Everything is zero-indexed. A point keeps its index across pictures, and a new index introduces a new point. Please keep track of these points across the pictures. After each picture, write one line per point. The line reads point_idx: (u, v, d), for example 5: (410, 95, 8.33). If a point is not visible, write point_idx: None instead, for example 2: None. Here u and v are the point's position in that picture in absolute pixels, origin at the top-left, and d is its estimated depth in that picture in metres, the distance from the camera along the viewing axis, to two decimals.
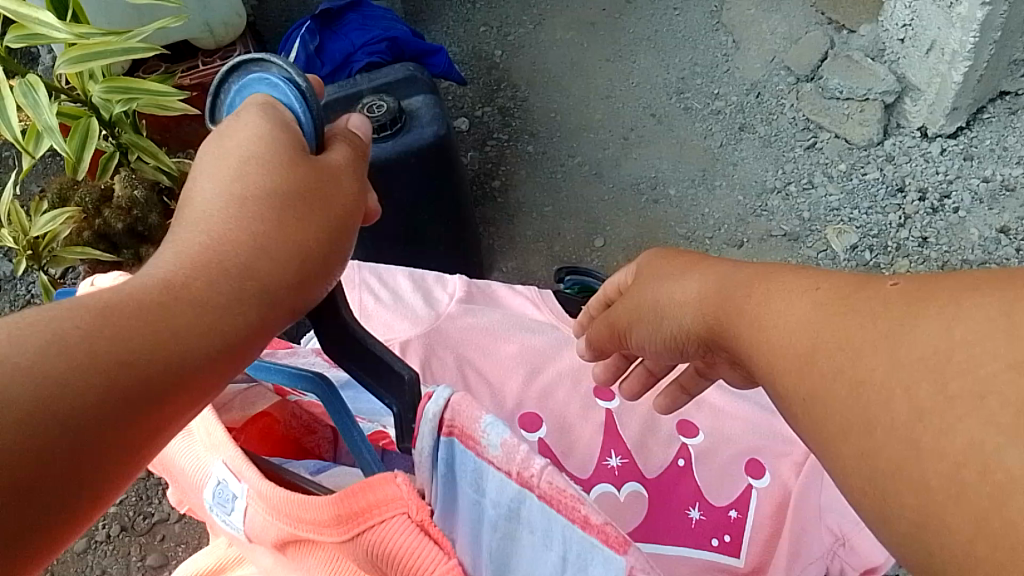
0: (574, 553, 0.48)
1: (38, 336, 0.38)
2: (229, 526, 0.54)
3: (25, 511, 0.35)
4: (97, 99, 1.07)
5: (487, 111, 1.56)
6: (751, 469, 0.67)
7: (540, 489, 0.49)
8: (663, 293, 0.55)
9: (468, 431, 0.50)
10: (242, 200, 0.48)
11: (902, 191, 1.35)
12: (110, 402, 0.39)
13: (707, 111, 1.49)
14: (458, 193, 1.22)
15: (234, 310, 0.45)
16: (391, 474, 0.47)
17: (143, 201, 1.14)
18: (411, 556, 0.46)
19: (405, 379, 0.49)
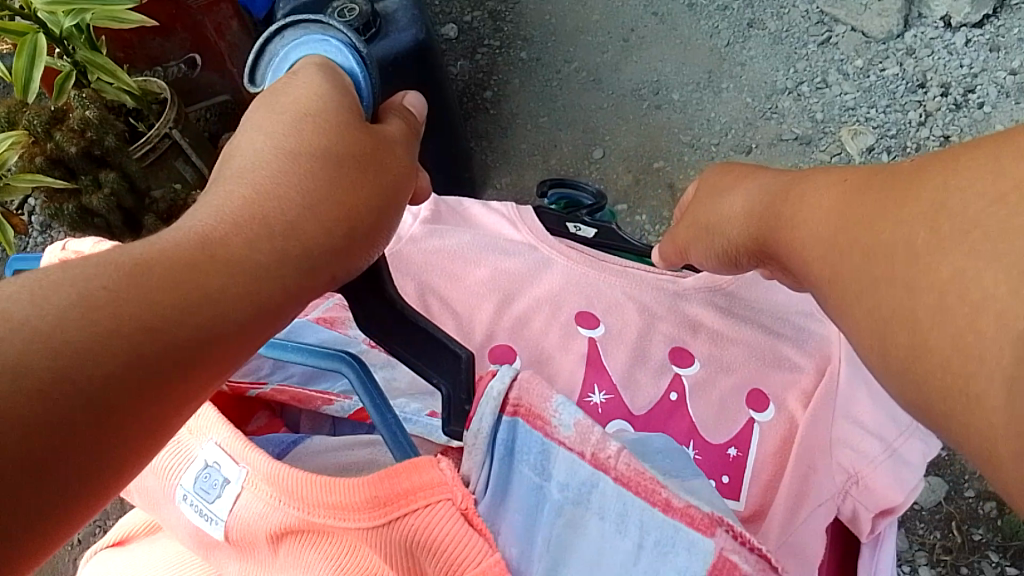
0: (652, 541, 0.45)
1: (61, 296, 0.37)
2: (202, 519, 0.52)
3: (36, 483, 0.34)
4: (43, 14, 1.02)
5: (477, 16, 1.45)
6: (753, 401, 0.62)
7: (617, 471, 0.47)
8: (722, 202, 0.60)
9: (535, 411, 0.49)
10: (294, 153, 0.47)
11: (923, 87, 1.26)
12: (130, 373, 0.37)
13: (713, 7, 1.38)
14: (445, 104, 1.14)
15: (273, 272, 0.44)
16: (436, 458, 0.45)
17: (97, 121, 1.05)
18: (453, 546, 0.44)
19: (463, 357, 0.48)
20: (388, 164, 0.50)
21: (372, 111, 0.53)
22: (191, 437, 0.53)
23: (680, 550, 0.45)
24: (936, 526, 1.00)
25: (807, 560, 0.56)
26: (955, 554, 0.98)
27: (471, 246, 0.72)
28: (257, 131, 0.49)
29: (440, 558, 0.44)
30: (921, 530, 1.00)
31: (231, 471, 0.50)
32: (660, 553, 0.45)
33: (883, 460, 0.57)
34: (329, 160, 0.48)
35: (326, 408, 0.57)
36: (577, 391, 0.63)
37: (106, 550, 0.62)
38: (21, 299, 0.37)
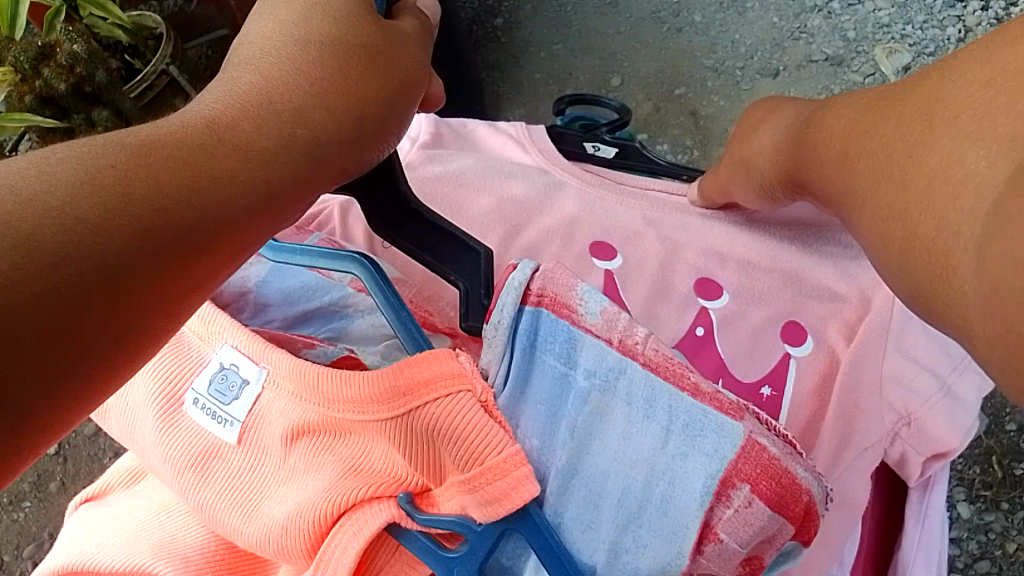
0: (680, 425, 0.45)
1: (71, 173, 0.36)
2: (214, 422, 0.50)
3: (61, 354, 0.33)
4: None
5: None
6: (789, 335, 0.58)
7: (645, 356, 0.46)
8: (754, 144, 0.61)
9: (560, 301, 0.48)
10: (305, 45, 0.47)
11: (963, 0, 1.18)
12: (143, 252, 0.36)
13: None
14: (451, 30, 1.08)
15: (283, 161, 0.43)
16: (453, 352, 0.47)
17: (86, 57, 1.00)
18: (474, 434, 0.45)
19: (480, 254, 0.50)
20: (402, 57, 0.50)
21: (384, 6, 0.52)
22: (203, 344, 0.52)
23: (708, 435, 0.44)
24: (975, 460, 0.96)
25: (848, 505, 0.54)
26: (995, 488, 0.95)
27: (476, 168, 0.68)
28: (246, 70, 0.46)
29: (461, 446, 0.45)
30: (960, 465, 0.96)
31: (251, 370, 0.50)
32: (689, 438, 0.44)
33: (939, 401, 0.54)
34: (337, 49, 0.47)
35: (307, 352, 0.53)
36: None
37: (86, 505, 0.59)
38: (28, 175, 0.35)
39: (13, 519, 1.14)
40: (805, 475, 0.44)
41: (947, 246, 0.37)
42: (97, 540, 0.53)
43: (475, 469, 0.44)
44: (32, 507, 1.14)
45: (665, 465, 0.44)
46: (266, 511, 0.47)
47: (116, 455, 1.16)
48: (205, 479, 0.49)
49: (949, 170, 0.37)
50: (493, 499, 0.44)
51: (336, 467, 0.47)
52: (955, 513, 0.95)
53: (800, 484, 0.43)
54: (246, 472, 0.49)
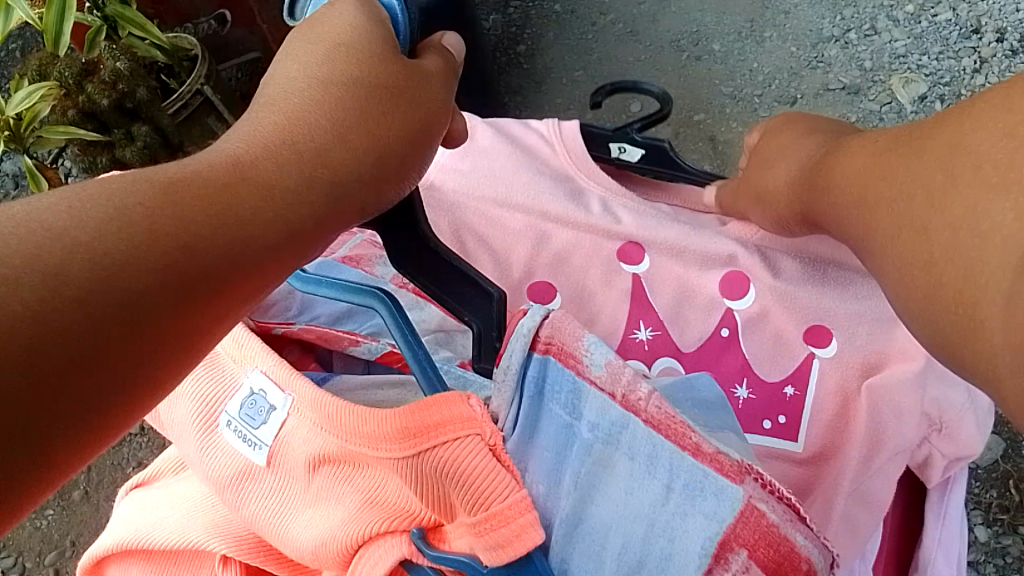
0: (681, 483, 0.45)
1: (101, 208, 0.36)
2: (244, 445, 0.51)
3: (76, 389, 0.33)
4: None
5: None
6: (815, 337, 0.61)
7: (648, 413, 0.46)
8: (768, 178, 0.64)
9: (567, 350, 0.48)
10: (327, 85, 0.47)
11: (978, 33, 1.20)
12: (162, 291, 0.36)
13: None
14: (476, 54, 1.11)
15: (302, 200, 0.43)
16: (466, 396, 0.46)
17: (128, 74, 1.06)
18: (481, 478, 0.44)
19: (494, 297, 0.50)
20: (421, 98, 0.49)
21: (408, 47, 0.52)
22: (235, 366, 0.53)
23: (708, 496, 0.44)
24: (991, 483, 0.96)
25: (875, 507, 0.57)
26: (1012, 513, 0.95)
27: (508, 177, 0.71)
28: (270, 111, 0.46)
29: (470, 488, 0.44)
30: (976, 488, 0.96)
31: (277, 397, 0.51)
32: (689, 497, 0.44)
33: (968, 409, 0.57)
34: (358, 91, 0.47)
35: (353, 348, 0.58)
36: (622, 329, 0.65)
37: (135, 490, 0.62)
38: (58, 212, 0.35)
39: (36, 526, 1.15)
40: (805, 543, 0.44)
41: (969, 279, 0.39)
42: (150, 520, 0.56)
43: (482, 513, 0.43)
44: (55, 515, 1.15)
45: (666, 521, 0.44)
46: (292, 535, 0.49)
47: (139, 465, 1.17)
48: (241, 499, 0.51)
49: (976, 224, 0.38)
50: (499, 544, 0.43)
51: (355, 497, 0.47)
52: (973, 536, 0.95)
53: (799, 552, 0.44)
54: (274, 494, 0.50)
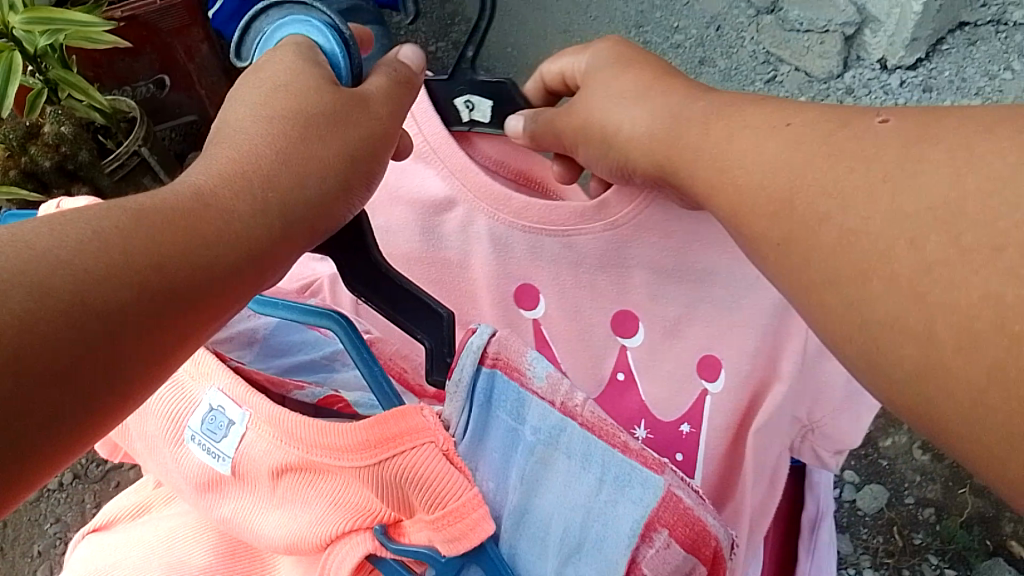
0: (612, 476, 0.51)
1: (79, 230, 0.41)
2: (209, 456, 0.57)
3: (58, 389, 0.38)
4: (19, 32, 1.05)
5: (441, 47, 1.50)
6: (706, 371, 0.67)
7: (583, 417, 0.52)
8: (611, 122, 0.59)
9: (512, 364, 0.53)
10: (269, 119, 0.51)
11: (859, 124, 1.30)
12: (133, 303, 0.41)
13: (667, 45, 1.42)
14: None
15: (258, 221, 0.47)
16: (419, 407, 0.50)
17: (72, 137, 1.08)
18: (437, 481, 0.49)
19: (443, 316, 0.55)
20: (358, 120, 0.52)
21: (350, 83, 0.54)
22: (195, 383, 0.58)
23: (635, 484, 0.50)
24: (878, 530, 1.05)
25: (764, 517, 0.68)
26: (896, 557, 1.04)
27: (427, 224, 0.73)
28: (225, 148, 0.50)
29: (427, 490, 0.49)
30: (865, 534, 1.05)
31: (235, 412, 0.55)
32: (619, 487, 0.51)
33: (838, 411, 0.65)
34: (296, 123, 0.51)
35: (297, 394, 0.60)
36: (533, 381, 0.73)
37: (93, 534, 0.67)
38: (42, 233, 0.40)
39: None
40: (714, 523, 0.51)
41: None
42: (112, 559, 0.62)
43: (439, 511, 0.49)
44: None
45: (599, 509, 0.51)
46: (269, 531, 0.55)
47: (57, 522, 1.19)
48: (222, 498, 0.58)
49: None
50: (454, 537, 0.48)
51: (321, 499, 0.53)
52: None
53: (710, 530, 0.50)
54: (247, 497, 0.56)
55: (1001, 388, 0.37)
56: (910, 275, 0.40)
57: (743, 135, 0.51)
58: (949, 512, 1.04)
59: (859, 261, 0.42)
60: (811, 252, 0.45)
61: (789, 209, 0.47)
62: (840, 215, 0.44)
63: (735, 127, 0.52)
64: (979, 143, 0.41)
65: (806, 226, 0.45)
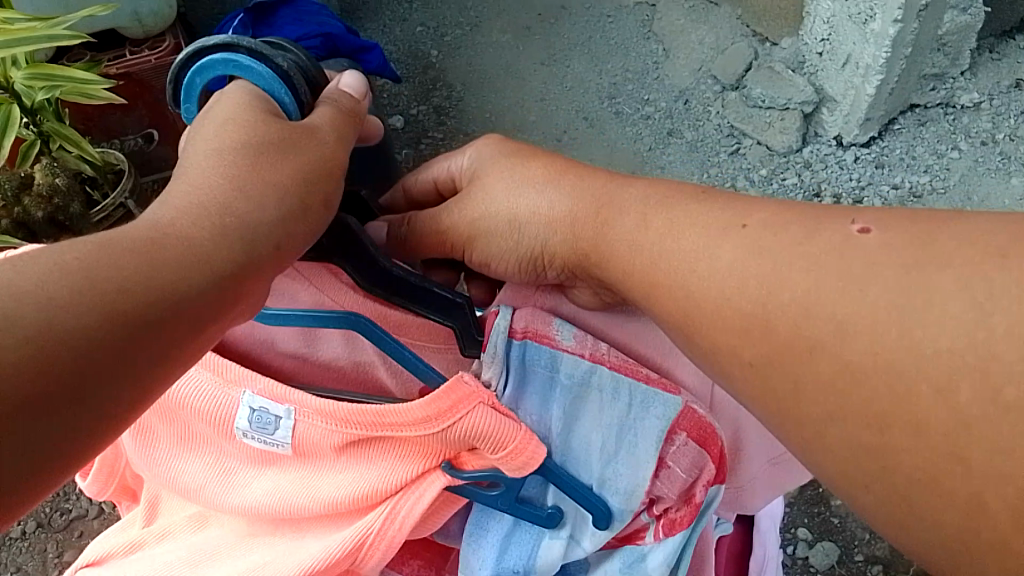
0: (637, 400, 0.55)
1: (42, 264, 0.39)
2: (269, 446, 0.58)
3: (36, 422, 0.36)
4: (19, 86, 1.10)
5: (423, 110, 1.57)
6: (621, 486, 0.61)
7: (610, 360, 0.55)
8: (522, 210, 0.59)
9: (540, 331, 0.55)
10: (219, 151, 0.49)
11: (818, 196, 1.36)
12: (107, 330, 0.39)
13: (637, 116, 1.50)
14: None
15: (223, 245, 0.46)
16: (461, 374, 0.53)
17: (64, 189, 1.13)
18: (496, 431, 0.53)
19: (461, 304, 0.56)
20: (306, 147, 0.51)
21: (297, 113, 0.54)
22: (228, 390, 0.58)
23: (657, 406, 0.54)
24: None
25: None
26: None
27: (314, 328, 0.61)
28: (182, 183, 0.48)
29: (489, 440, 0.53)
30: None
31: (281, 409, 0.56)
32: (644, 407, 0.55)
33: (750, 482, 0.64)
34: (248, 151, 0.49)
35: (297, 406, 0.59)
36: None
37: (86, 568, 0.67)
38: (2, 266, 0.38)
39: None
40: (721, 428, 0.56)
41: None
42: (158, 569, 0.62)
43: (503, 451, 0.53)
44: None
45: (630, 426, 0.55)
46: (329, 497, 0.57)
47: (16, 571, 1.18)
48: (283, 474, 0.59)
49: None
50: (522, 465, 0.53)
51: (385, 462, 0.55)
52: None
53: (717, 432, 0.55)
54: (309, 470, 0.58)
55: (953, 444, 0.40)
56: (944, 430, 0.40)
57: (690, 233, 0.52)
58: (895, 568, 1.08)
59: (875, 409, 0.42)
60: (799, 367, 0.45)
61: (767, 329, 0.46)
62: (834, 345, 0.44)
63: (673, 221, 0.53)
64: (986, 267, 0.41)
65: (774, 324, 0.46)
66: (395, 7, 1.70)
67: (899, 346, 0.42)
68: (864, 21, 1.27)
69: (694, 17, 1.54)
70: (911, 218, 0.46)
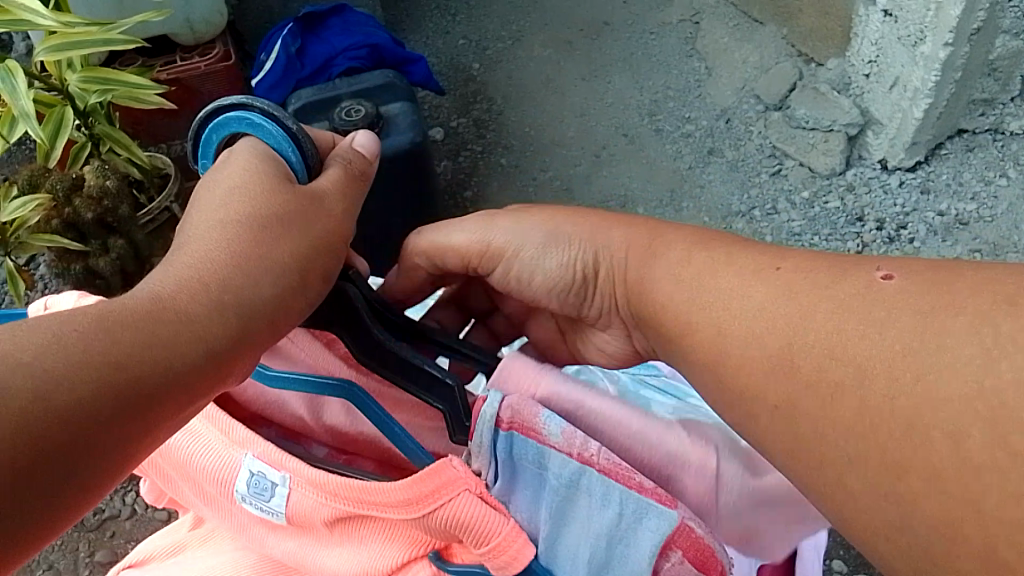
0: (628, 509, 0.51)
1: (39, 337, 0.38)
2: (264, 512, 0.56)
3: (24, 496, 0.35)
4: (73, 89, 1.12)
5: (463, 122, 1.57)
6: None
7: (599, 464, 0.52)
8: (564, 241, 0.61)
9: (528, 423, 0.52)
10: (225, 225, 0.49)
11: (861, 220, 1.33)
12: (100, 406, 0.38)
13: (678, 133, 1.49)
14: (432, 202, 1.22)
15: (216, 318, 0.45)
16: (449, 458, 0.50)
17: (114, 192, 1.15)
18: (480, 523, 0.49)
19: (452, 387, 0.52)
20: (311, 221, 0.51)
21: (304, 174, 0.54)
22: (227, 450, 0.57)
23: (649, 518, 0.51)
24: None
25: None
26: None
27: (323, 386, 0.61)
28: (186, 259, 0.47)
29: (471, 533, 0.49)
30: None
31: (276, 475, 0.54)
32: (636, 516, 0.51)
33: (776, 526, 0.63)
34: (253, 225, 0.49)
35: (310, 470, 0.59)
36: None
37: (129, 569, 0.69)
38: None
39: None
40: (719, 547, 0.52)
41: None
42: None
43: (485, 547, 0.49)
44: None
45: (620, 536, 0.51)
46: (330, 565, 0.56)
47: (47, 569, 1.20)
48: (282, 536, 0.58)
49: None
50: (504, 565, 0.49)
51: (376, 539, 0.54)
52: None
53: (714, 554, 0.51)
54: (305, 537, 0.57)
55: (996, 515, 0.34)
56: (949, 472, 0.36)
57: (727, 272, 0.49)
58: None
59: (893, 459, 0.38)
60: (816, 409, 0.41)
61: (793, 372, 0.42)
62: (854, 386, 0.39)
63: (703, 259, 0.51)
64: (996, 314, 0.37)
65: (808, 375, 0.42)
66: (438, 20, 1.73)
67: (913, 392, 0.37)
68: (914, 43, 1.25)
69: (738, 36, 1.55)
70: (939, 266, 0.42)
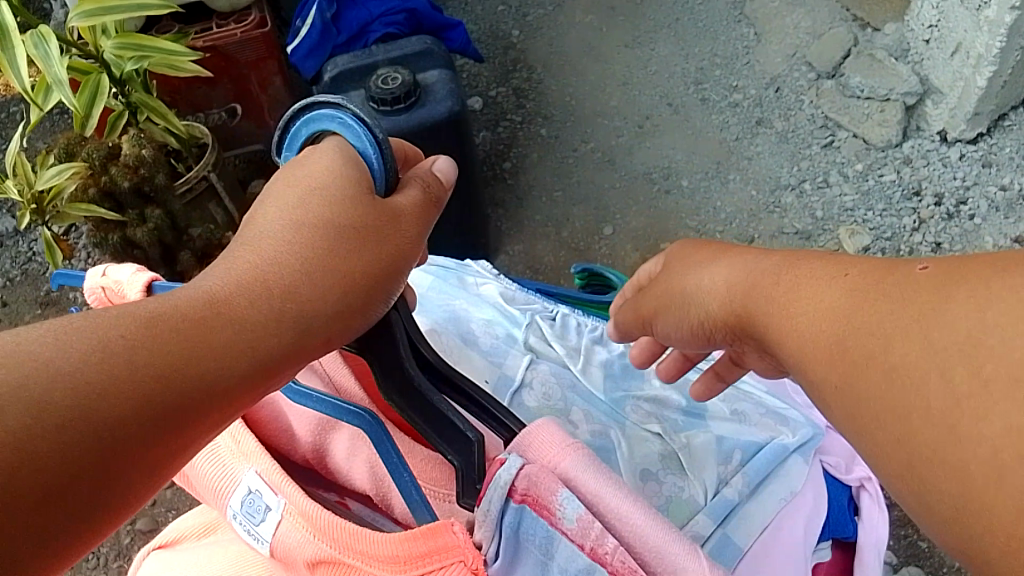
0: None
1: (84, 341, 0.37)
2: (250, 538, 0.51)
3: (53, 516, 0.34)
4: (108, 56, 1.12)
5: (501, 91, 1.52)
6: None
7: (613, 566, 0.46)
8: (694, 280, 0.54)
9: (541, 501, 0.47)
10: (299, 226, 0.46)
11: (918, 195, 1.27)
12: (138, 421, 0.36)
13: (725, 103, 1.43)
14: (469, 172, 1.19)
15: (270, 329, 0.42)
16: (450, 520, 0.47)
17: (151, 161, 1.14)
18: None
19: (470, 440, 0.48)
20: (384, 242, 0.48)
21: (387, 187, 0.49)
22: (232, 462, 0.52)
23: None
24: None
25: None
26: None
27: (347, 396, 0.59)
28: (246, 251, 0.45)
29: None
30: None
31: (271, 499, 0.49)
32: None
33: None
34: (325, 231, 0.46)
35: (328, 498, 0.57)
36: None
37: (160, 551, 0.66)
38: (45, 340, 0.36)
39: None
40: None
41: None
42: None
43: None
44: None
45: None
46: None
47: None
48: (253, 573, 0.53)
49: None
50: None
51: None
52: None
53: None
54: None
55: None
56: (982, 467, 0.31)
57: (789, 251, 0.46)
58: None
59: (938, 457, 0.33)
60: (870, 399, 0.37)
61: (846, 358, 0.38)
62: (901, 360, 0.35)
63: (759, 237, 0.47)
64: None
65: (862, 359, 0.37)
66: None
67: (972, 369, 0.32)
68: (978, 7, 1.19)
69: None
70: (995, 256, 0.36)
